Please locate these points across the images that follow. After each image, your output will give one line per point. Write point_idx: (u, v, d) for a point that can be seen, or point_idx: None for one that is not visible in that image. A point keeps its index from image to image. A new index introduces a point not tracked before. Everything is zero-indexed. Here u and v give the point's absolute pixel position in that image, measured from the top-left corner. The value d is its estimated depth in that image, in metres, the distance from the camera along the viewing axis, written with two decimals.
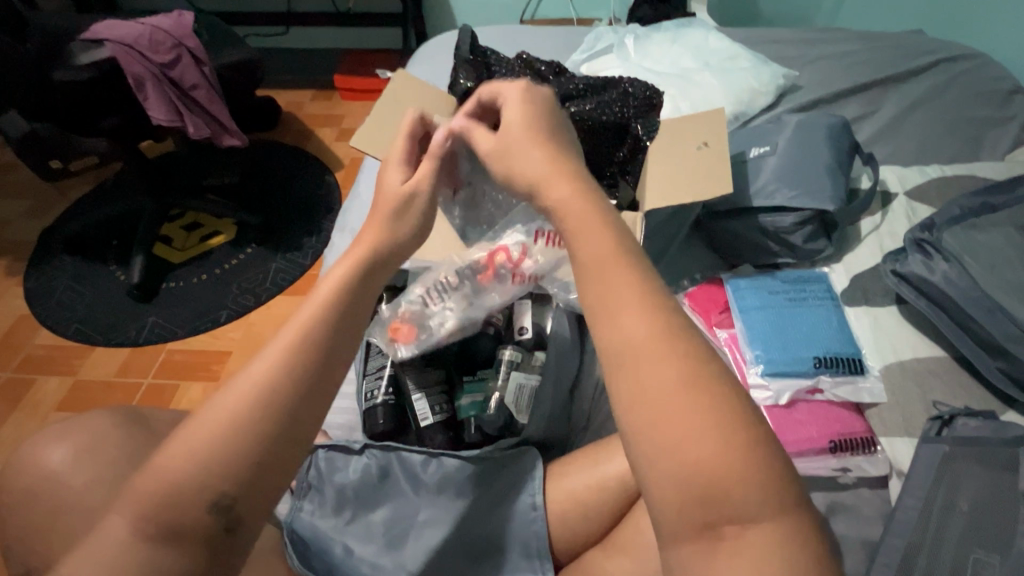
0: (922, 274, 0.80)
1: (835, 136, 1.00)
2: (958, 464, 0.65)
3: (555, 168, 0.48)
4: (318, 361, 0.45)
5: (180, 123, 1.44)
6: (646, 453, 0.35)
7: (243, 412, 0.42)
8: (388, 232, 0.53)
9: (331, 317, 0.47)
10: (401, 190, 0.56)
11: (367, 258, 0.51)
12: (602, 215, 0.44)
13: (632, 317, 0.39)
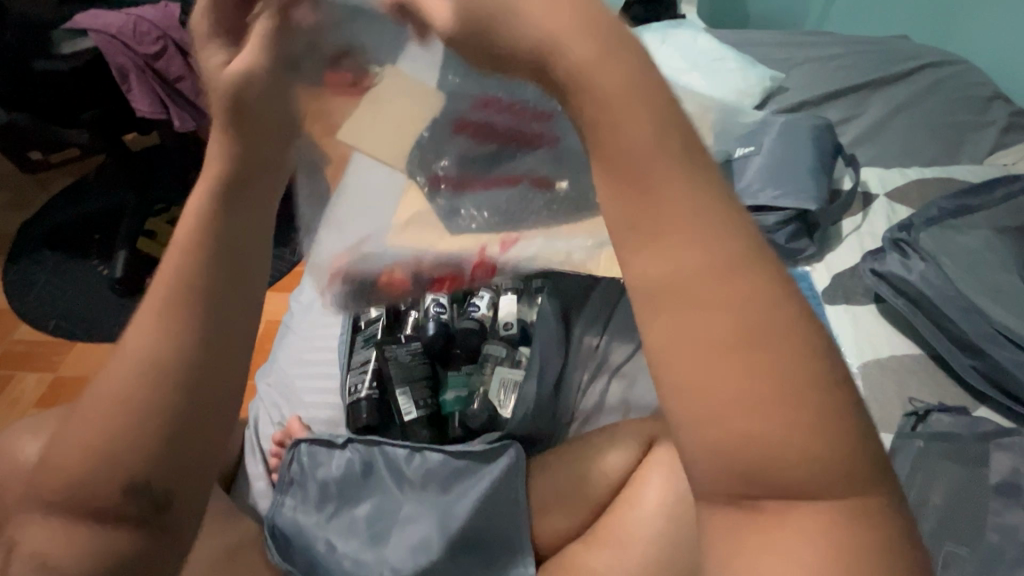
0: (900, 273, 0.81)
1: (818, 137, 1.01)
2: (933, 459, 0.66)
3: (577, 0, 0.29)
4: (200, 306, 0.39)
5: (164, 115, 1.42)
6: (677, 414, 0.26)
7: (130, 385, 0.38)
8: (249, 127, 0.41)
9: (191, 249, 0.39)
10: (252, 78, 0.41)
11: (235, 162, 0.40)
12: (635, 76, 0.28)
13: (678, 238, 0.27)
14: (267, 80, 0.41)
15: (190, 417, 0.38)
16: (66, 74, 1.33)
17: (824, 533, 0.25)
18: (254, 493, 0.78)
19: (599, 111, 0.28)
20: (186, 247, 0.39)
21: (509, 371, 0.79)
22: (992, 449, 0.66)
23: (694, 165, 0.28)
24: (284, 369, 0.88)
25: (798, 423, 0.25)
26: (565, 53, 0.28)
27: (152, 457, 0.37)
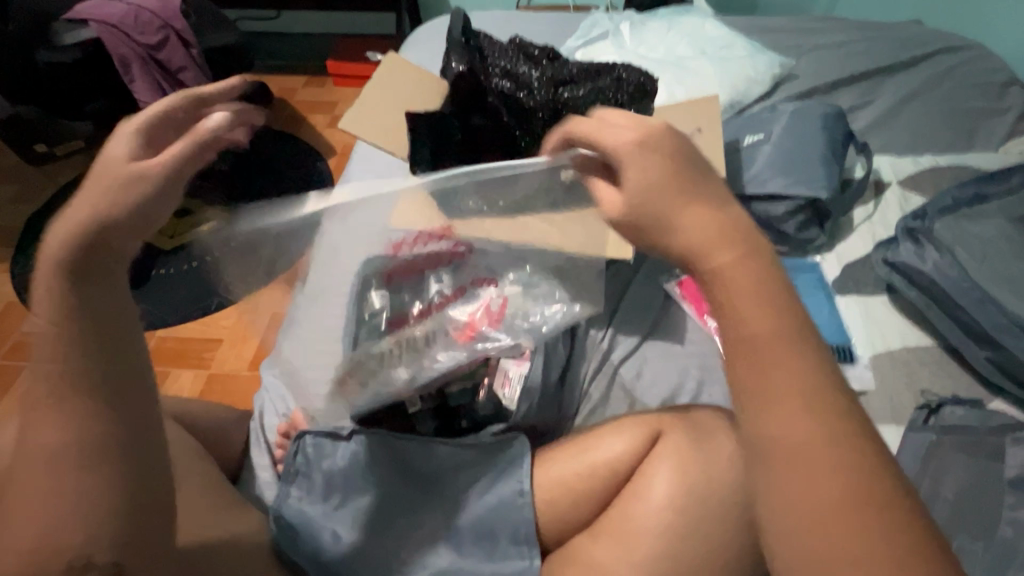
0: (913, 263, 0.79)
1: (829, 124, 0.99)
2: (945, 452, 0.65)
3: (710, 217, 0.41)
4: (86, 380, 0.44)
5: None
6: (787, 551, 0.34)
7: (55, 468, 0.43)
8: (104, 223, 0.44)
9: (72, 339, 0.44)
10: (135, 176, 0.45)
11: (84, 251, 0.44)
12: (761, 278, 0.38)
13: (788, 407, 0.35)
14: (168, 180, 0.45)
15: (131, 485, 0.45)
16: (70, 65, 1.33)
17: None
18: (260, 484, 0.77)
19: (734, 325, 0.38)
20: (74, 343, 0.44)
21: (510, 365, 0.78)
22: (1008, 444, 0.64)
23: (801, 346, 0.36)
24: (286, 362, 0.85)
25: (886, 570, 0.31)
26: (692, 244, 0.40)
27: (102, 524, 0.43)
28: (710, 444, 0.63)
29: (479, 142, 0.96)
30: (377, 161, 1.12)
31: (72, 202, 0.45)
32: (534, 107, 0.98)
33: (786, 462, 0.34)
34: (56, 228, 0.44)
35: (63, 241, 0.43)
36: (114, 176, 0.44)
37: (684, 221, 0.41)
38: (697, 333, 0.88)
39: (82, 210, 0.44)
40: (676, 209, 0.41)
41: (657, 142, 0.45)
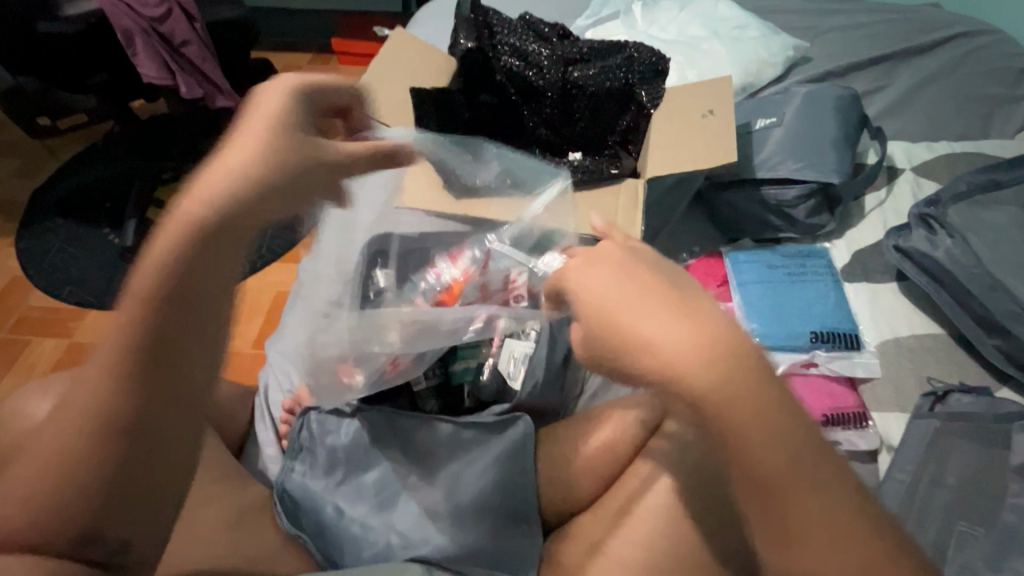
0: (923, 249, 0.78)
1: (843, 108, 0.97)
2: (948, 438, 0.65)
3: (697, 338, 0.40)
4: (151, 333, 0.40)
5: (171, 80, 1.39)
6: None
7: (74, 425, 0.38)
8: (257, 166, 0.48)
9: (172, 305, 0.41)
10: (300, 155, 0.52)
11: (210, 212, 0.44)
12: (738, 359, 0.40)
13: (793, 490, 0.38)
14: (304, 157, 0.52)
15: (130, 469, 0.39)
16: (71, 37, 1.30)
17: None
18: (265, 459, 0.78)
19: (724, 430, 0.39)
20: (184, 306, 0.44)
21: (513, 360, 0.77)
22: (1014, 431, 0.63)
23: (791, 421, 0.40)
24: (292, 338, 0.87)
25: None
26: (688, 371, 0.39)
27: (87, 509, 0.38)
28: None
29: (486, 119, 1.01)
30: None
31: (241, 134, 0.50)
32: (543, 87, 0.98)
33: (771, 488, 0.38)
34: (216, 161, 0.48)
35: (209, 185, 0.46)
36: (292, 141, 0.52)
37: (664, 337, 0.40)
38: None
39: (245, 156, 0.48)
40: (636, 352, 0.42)
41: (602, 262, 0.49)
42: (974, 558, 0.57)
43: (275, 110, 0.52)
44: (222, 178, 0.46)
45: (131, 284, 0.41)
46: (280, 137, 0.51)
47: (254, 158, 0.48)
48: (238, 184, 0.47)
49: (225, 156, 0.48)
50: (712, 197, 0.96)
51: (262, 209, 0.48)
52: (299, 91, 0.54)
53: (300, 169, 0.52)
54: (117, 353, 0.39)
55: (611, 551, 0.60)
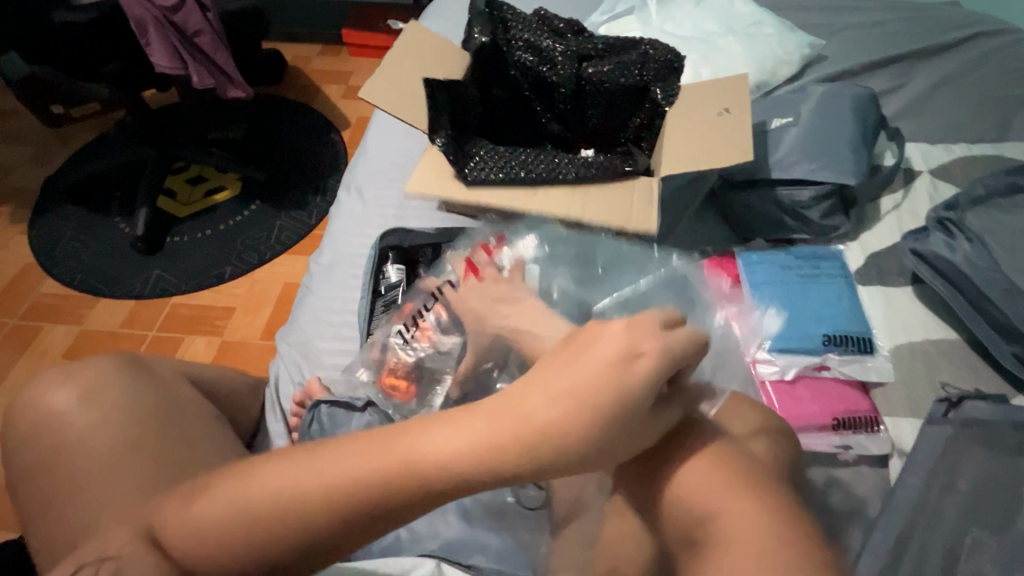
0: (942, 253, 0.77)
1: (861, 108, 0.96)
2: (962, 444, 0.65)
3: (714, 480, 0.40)
4: (430, 479, 0.36)
5: (183, 70, 1.40)
6: None
7: (288, 493, 0.36)
8: (563, 449, 0.36)
9: (456, 463, 0.36)
10: (626, 418, 0.37)
11: (524, 465, 0.36)
12: (760, 519, 0.37)
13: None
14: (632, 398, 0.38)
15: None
16: (86, 26, 1.31)
17: None
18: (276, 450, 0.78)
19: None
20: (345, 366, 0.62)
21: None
22: None
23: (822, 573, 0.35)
24: (301, 330, 0.86)
25: None
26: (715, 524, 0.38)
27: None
28: None
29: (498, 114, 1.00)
30: (394, 134, 1.10)
31: (562, 377, 0.38)
32: (557, 82, 0.98)
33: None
34: (534, 395, 0.37)
35: (506, 454, 0.36)
36: (627, 418, 0.37)
37: (694, 478, 0.41)
38: None
39: (557, 412, 0.37)
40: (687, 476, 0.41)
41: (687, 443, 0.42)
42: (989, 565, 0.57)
43: (605, 362, 0.38)
44: (553, 449, 0.36)
45: (432, 446, 0.36)
46: (613, 415, 0.37)
47: (578, 403, 0.36)
48: (547, 459, 0.36)
49: (527, 417, 0.36)
50: (726, 198, 0.96)
51: (525, 480, 0.36)
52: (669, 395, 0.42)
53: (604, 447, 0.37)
54: (480, 445, 0.36)
55: None
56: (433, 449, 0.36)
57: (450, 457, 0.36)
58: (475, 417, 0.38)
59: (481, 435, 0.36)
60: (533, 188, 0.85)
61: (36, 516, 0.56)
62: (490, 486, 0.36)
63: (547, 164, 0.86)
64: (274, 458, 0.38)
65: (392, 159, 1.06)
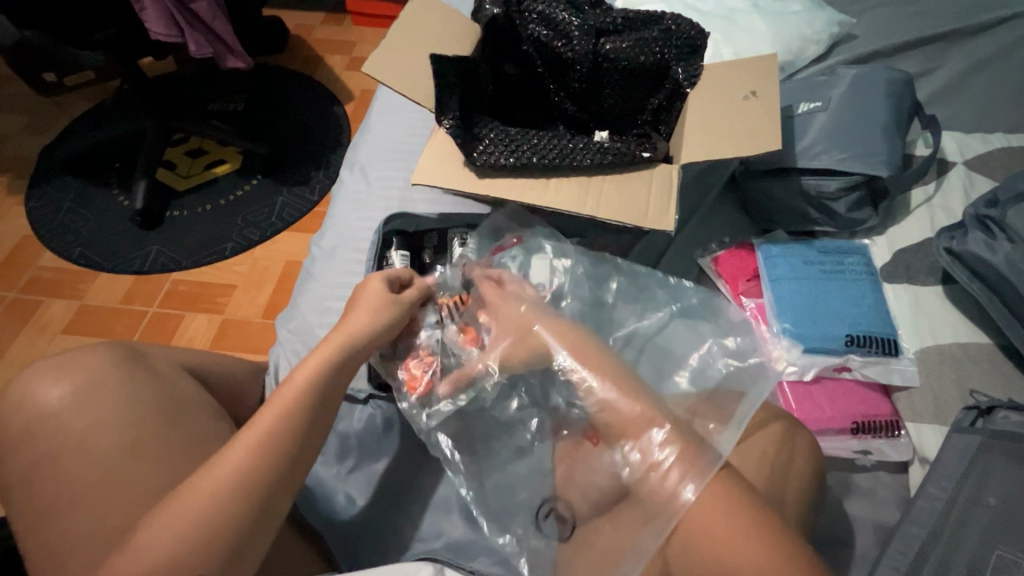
0: (980, 254, 0.73)
1: (895, 94, 0.90)
2: (992, 456, 0.62)
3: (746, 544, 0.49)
4: (267, 452, 0.51)
5: (180, 38, 1.33)
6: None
7: (180, 522, 0.46)
8: (319, 383, 0.57)
9: (259, 451, 0.51)
10: (345, 363, 0.60)
11: (316, 398, 0.56)
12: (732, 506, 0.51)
13: None
14: (336, 361, 0.59)
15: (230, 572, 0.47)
16: None
17: None
18: None
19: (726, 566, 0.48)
20: (342, 346, 0.60)
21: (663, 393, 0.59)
22: None
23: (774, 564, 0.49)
24: (302, 317, 0.83)
25: None
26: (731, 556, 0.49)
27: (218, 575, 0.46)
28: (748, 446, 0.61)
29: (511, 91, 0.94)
30: (399, 110, 1.05)
31: (334, 336, 0.61)
32: (573, 59, 0.92)
33: None
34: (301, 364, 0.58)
35: (308, 386, 0.56)
36: (343, 360, 0.59)
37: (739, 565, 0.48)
38: None
39: (315, 363, 0.58)
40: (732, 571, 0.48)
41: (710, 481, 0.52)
42: None
43: (354, 324, 0.63)
44: (317, 380, 0.57)
45: (253, 431, 0.52)
46: (342, 353, 0.60)
47: (333, 349, 0.60)
48: (324, 379, 0.57)
49: (299, 372, 0.57)
50: (747, 185, 0.92)
51: (307, 422, 0.54)
52: (371, 316, 0.64)
53: (343, 373, 0.59)
54: (275, 422, 0.53)
55: None
56: (279, 398, 0.55)
57: (281, 401, 0.54)
58: (282, 388, 0.56)
59: (280, 393, 0.55)
60: (544, 177, 0.81)
61: (26, 513, 0.54)
62: (297, 431, 0.53)
63: (561, 148, 0.81)
64: (185, 486, 0.49)
65: (397, 137, 1.01)
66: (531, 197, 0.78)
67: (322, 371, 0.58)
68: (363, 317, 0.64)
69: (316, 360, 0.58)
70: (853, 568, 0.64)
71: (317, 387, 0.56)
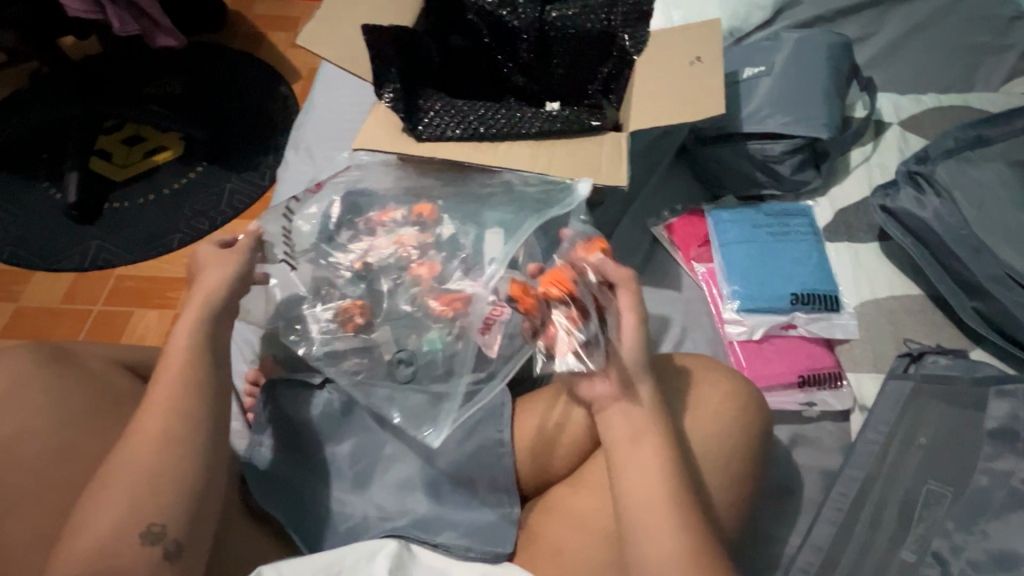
0: (912, 210, 0.77)
1: (834, 57, 0.92)
2: (923, 400, 0.66)
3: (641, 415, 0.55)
4: (178, 406, 0.50)
5: (100, 14, 1.24)
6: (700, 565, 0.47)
7: (119, 491, 0.45)
8: (202, 339, 0.55)
9: (169, 411, 0.49)
10: (219, 314, 0.58)
11: (202, 351, 0.54)
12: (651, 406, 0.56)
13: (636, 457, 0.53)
14: (211, 314, 0.57)
15: (198, 522, 0.47)
16: None
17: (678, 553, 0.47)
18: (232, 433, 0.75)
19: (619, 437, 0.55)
20: (214, 301, 0.58)
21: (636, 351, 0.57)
22: (991, 395, 0.61)
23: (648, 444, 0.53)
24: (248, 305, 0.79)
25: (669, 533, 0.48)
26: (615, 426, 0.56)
27: (183, 524, 0.46)
28: (698, 394, 0.61)
29: (458, 62, 0.92)
30: (343, 87, 1.01)
31: (200, 292, 0.58)
32: (518, 28, 0.91)
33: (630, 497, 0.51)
34: (177, 329, 0.56)
35: (192, 343, 0.54)
36: (216, 312, 0.57)
37: (617, 428, 0.55)
38: (685, 279, 0.87)
39: (189, 322, 0.56)
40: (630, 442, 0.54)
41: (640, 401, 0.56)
42: (943, 519, 0.56)
43: (214, 276, 0.60)
44: (198, 335, 0.55)
45: (153, 398, 0.50)
46: (213, 306, 0.57)
47: (203, 305, 0.57)
48: (206, 333, 0.55)
49: (174, 336, 0.55)
50: (696, 151, 0.93)
51: (202, 376, 0.52)
52: (235, 270, 0.61)
53: (221, 325, 0.57)
54: (175, 381, 0.51)
55: (589, 522, 0.58)
56: (167, 363, 0.53)
57: (170, 362, 0.53)
58: (163, 356, 0.54)
59: (165, 359, 0.53)
60: (492, 146, 0.79)
61: None
62: (193, 383, 0.51)
63: (509, 118, 0.80)
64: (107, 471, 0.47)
65: (343, 115, 0.97)
66: (478, 164, 0.77)
67: (199, 331, 0.55)
68: (218, 273, 0.60)
69: (189, 319, 0.56)
70: (801, 512, 0.68)
71: (198, 344, 0.54)
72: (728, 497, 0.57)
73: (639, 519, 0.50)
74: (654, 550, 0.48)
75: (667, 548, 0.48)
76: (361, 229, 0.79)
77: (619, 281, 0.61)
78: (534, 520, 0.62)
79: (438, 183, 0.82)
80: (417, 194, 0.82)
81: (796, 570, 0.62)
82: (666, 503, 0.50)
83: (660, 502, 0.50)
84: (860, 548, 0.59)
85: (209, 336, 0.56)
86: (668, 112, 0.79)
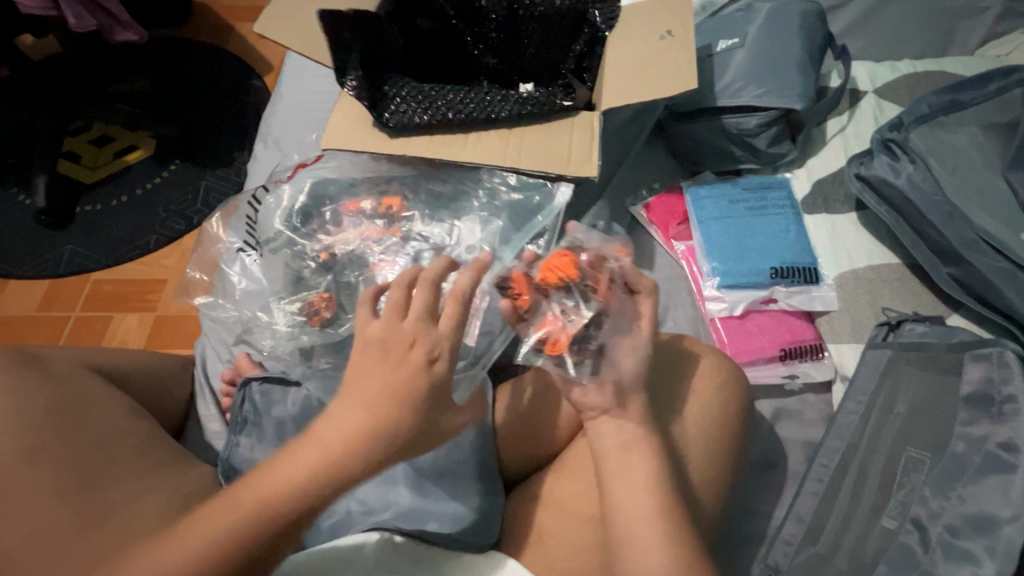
0: (885, 177, 0.76)
1: (808, 25, 0.90)
2: (901, 367, 0.66)
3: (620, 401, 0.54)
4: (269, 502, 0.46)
5: (55, 11, 1.19)
6: (682, 559, 0.47)
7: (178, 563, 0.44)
8: (346, 452, 0.48)
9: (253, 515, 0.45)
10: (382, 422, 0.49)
11: (329, 465, 0.47)
12: (636, 394, 0.55)
13: (623, 454, 0.52)
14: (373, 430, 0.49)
15: None
16: None
17: (659, 548, 0.47)
18: (211, 435, 0.72)
19: (603, 428, 0.54)
20: (378, 431, 0.49)
21: (619, 337, 0.57)
22: (967, 360, 0.61)
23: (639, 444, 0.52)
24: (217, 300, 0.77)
25: (653, 530, 0.48)
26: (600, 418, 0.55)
27: None
28: (677, 375, 0.61)
29: (424, 46, 0.90)
30: (309, 77, 0.98)
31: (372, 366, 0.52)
32: (486, 8, 0.88)
33: (614, 494, 0.51)
34: (332, 417, 0.50)
35: (315, 451, 0.48)
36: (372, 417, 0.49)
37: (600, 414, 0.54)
38: (665, 257, 0.86)
39: (341, 429, 0.49)
40: (614, 430, 0.54)
41: (628, 388, 0.55)
42: (921, 485, 0.56)
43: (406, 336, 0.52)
44: (343, 445, 0.48)
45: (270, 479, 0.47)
46: (375, 406, 0.49)
47: (373, 401, 0.49)
48: (341, 449, 0.48)
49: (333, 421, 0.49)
50: (672, 127, 0.91)
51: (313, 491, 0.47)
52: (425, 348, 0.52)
53: (363, 439, 0.49)
54: (293, 473, 0.47)
55: (573, 508, 0.58)
56: (304, 444, 0.49)
57: (305, 447, 0.48)
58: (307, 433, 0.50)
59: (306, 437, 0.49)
60: (463, 134, 0.78)
61: None
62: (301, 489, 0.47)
63: (478, 102, 0.78)
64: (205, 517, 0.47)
65: (310, 104, 0.94)
66: (448, 151, 0.76)
67: (343, 453, 0.48)
68: (412, 380, 0.51)
69: (354, 415, 0.49)
70: (785, 484, 0.68)
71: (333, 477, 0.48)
72: (711, 474, 0.57)
73: (615, 509, 0.50)
74: (639, 544, 0.48)
75: (644, 543, 0.48)
76: (331, 223, 0.77)
77: (643, 287, 0.60)
78: (520, 509, 0.62)
79: (414, 177, 0.80)
80: (389, 188, 0.80)
81: (782, 543, 0.63)
82: (647, 490, 0.50)
83: (633, 494, 0.50)
84: (843, 518, 0.60)
85: (352, 469, 0.48)
86: (648, 90, 0.77)
